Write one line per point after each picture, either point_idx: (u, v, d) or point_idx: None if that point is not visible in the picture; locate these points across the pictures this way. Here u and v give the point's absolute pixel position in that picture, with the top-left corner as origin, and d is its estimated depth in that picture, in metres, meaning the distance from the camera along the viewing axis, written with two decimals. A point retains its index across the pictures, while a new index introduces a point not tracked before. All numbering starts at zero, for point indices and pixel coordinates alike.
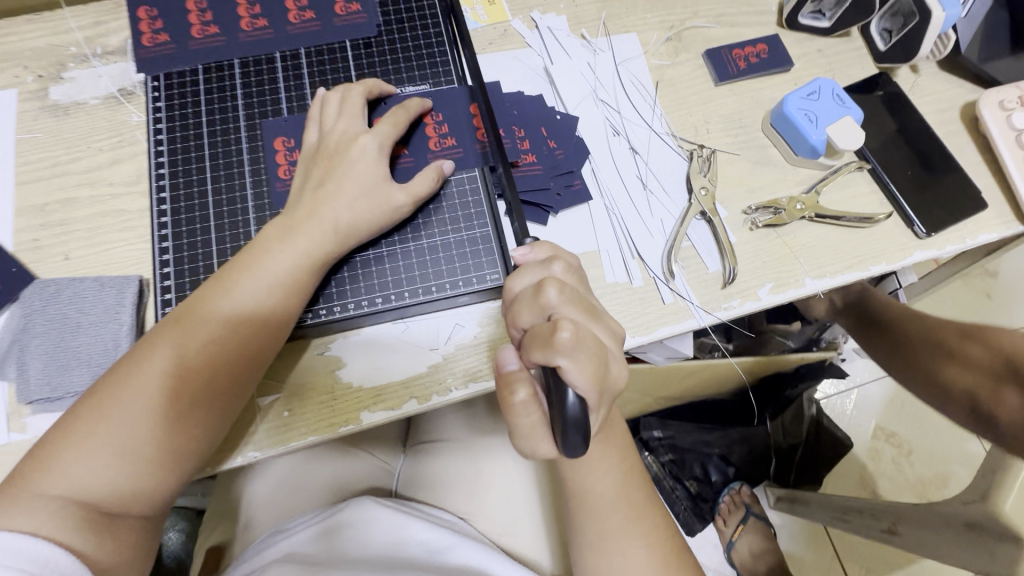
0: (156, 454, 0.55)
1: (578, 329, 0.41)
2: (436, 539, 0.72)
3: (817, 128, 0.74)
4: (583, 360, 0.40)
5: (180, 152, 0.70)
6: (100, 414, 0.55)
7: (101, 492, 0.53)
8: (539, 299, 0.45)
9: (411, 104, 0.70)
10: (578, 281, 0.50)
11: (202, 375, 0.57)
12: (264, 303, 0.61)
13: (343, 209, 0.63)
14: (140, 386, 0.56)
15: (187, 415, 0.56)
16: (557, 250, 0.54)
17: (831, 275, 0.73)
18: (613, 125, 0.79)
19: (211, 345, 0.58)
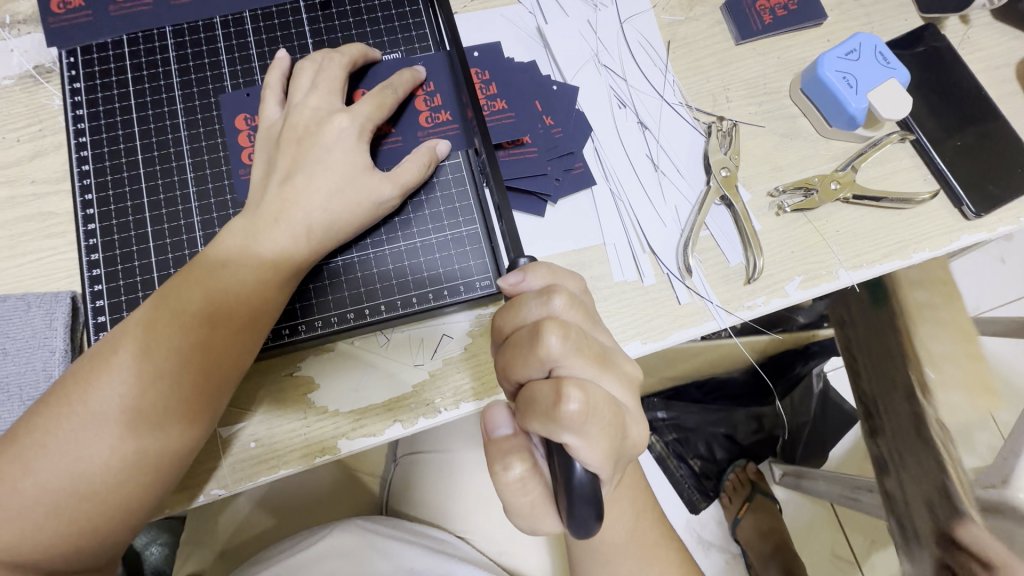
0: (107, 501, 0.45)
1: (586, 400, 0.37)
2: (429, 567, 0.67)
3: (857, 94, 0.64)
4: (592, 436, 0.37)
5: (106, 144, 0.59)
6: (27, 462, 0.44)
7: (40, 550, 0.43)
8: (538, 348, 0.40)
9: (401, 79, 0.58)
10: (583, 314, 0.43)
11: (154, 402, 0.46)
12: (228, 308, 0.49)
13: (317, 207, 0.52)
14: (77, 423, 0.44)
15: (142, 453, 0.45)
16: (555, 271, 0.45)
17: (869, 264, 0.64)
18: (620, 96, 0.68)
19: (163, 364, 0.46)
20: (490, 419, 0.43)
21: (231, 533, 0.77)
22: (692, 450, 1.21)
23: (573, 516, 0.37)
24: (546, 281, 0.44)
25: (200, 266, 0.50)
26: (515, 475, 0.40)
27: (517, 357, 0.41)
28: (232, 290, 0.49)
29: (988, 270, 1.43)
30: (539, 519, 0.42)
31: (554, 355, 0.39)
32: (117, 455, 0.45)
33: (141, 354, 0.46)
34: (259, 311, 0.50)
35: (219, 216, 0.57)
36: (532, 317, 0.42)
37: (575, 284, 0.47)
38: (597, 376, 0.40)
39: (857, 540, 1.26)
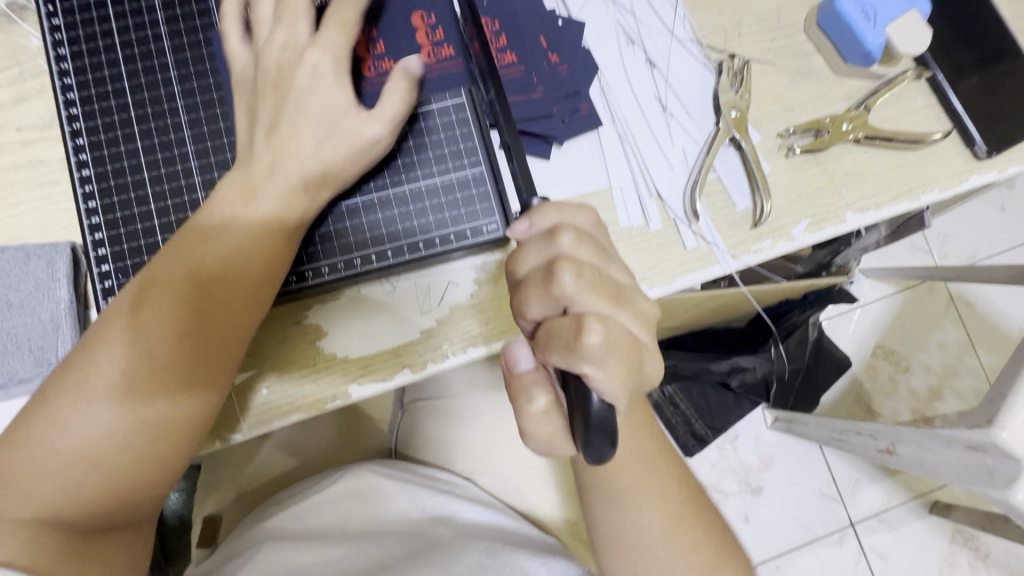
0: (142, 452, 0.45)
1: (605, 332, 0.38)
2: (440, 506, 0.70)
3: (875, 28, 0.62)
4: (611, 367, 0.38)
5: (92, 85, 0.56)
6: (61, 416, 0.44)
7: (81, 503, 0.44)
8: (553, 287, 0.40)
9: None
10: (596, 252, 0.42)
11: (180, 359, 0.46)
12: (244, 264, 0.49)
13: (324, 149, 0.51)
14: (104, 384, 0.44)
15: (173, 406, 0.46)
16: (562, 210, 0.44)
17: (876, 207, 0.64)
18: (627, 32, 0.65)
19: (186, 323, 0.46)
20: (512, 353, 0.43)
21: (245, 479, 0.79)
22: (685, 394, 1.24)
23: (589, 447, 0.37)
24: (556, 222, 0.43)
25: (211, 218, 0.49)
26: (539, 407, 0.42)
27: (533, 296, 0.42)
28: (246, 246, 0.49)
29: (987, 217, 1.43)
30: (559, 447, 0.44)
31: (568, 293, 0.40)
32: (147, 408, 0.45)
33: (162, 316, 0.46)
34: (273, 265, 0.50)
35: (217, 161, 0.56)
36: (546, 256, 0.42)
37: (588, 221, 0.45)
38: (611, 310, 0.40)
39: (843, 478, 1.32)
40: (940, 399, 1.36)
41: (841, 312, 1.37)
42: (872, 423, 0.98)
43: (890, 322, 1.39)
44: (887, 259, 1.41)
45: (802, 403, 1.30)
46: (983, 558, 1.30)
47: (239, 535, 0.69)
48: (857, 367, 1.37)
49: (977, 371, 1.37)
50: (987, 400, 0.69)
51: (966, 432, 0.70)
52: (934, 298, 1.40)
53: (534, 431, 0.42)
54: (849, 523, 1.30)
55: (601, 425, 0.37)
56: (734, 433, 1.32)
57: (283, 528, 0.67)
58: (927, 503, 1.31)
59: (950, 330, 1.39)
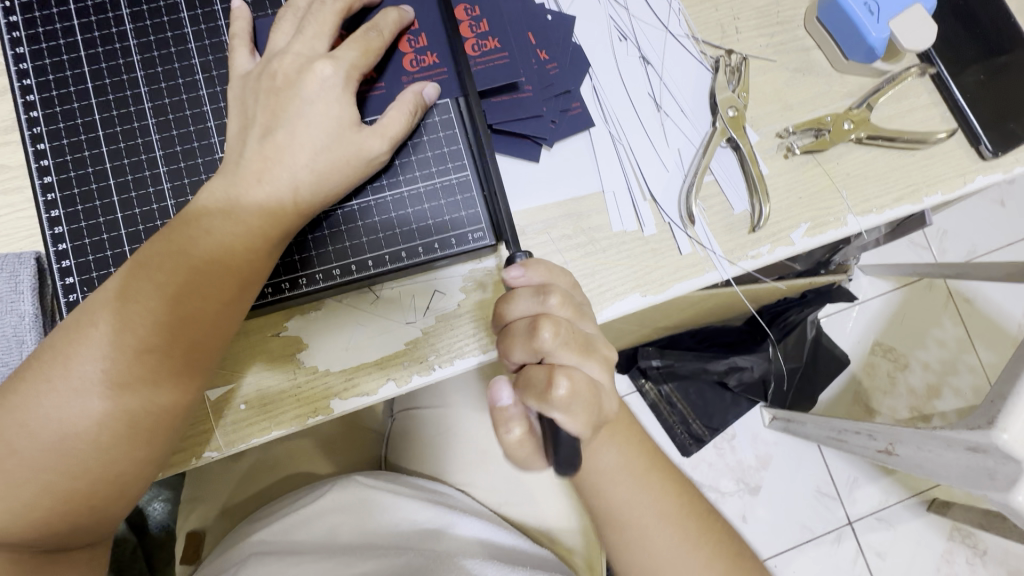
0: (102, 477, 0.43)
1: (574, 386, 0.37)
2: (432, 519, 0.68)
3: (878, 23, 0.59)
4: (577, 414, 0.37)
5: (53, 87, 0.53)
6: (14, 442, 0.41)
7: (35, 532, 0.42)
8: (530, 342, 0.38)
9: (385, 20, 0.52)
10: (576, 310, 0.41)
11: (143, 377, 0.43)
12: (216, 278, 0.45)
13: (302, 165, 0.48)
14: (64, 401, 0.42)
15: (135, 428, 0.44)
16: (553, 270, 0.43)
17: (879, 209, 0.62)
18: (620, 28, 0.63)
19: (150, 338, 0.44)
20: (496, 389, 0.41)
21: (228, 493, 0.77)
22: (683, 393, 1.23)
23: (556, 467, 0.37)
24: (544, 279, 0.42)
25: (182, 230, 0.46)
26: (515, 436, 0.41)
27: (512, 347, 0.40)
28: (219, 260, 0.46)
29: (987, 215, 1.41)
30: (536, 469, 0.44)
31: (545, 348, 0.38)
32: (108, 431, 0.43)
33: (124, 329, 0.43)
34: (248, 280, 0.47)
35: (187, 166, 0.53)
36: (527, 309, 0.40)
37: (569, 282, 0.44)
38: (584, 365, 0.39)
39: (841, 477, 1.30)
40: (940, 397, 1.35)
41: (839, 311, 1.35)
42: (871, 423, 0.96)
43: (889, 321, 1.37)
44: (886, 256, 1.39)
45: (800, 403, 1.28)
46: (981, 556, 1.29)
47: (221, 552, 0.67)
48: (856, 366, 1.35)
49: (976, 368, 1.36)
50: (987, 401, 0.67)
51: (965, 434, 0.68)
52: (933, 296, 1.38)
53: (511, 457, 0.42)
54: (847, 522, 1.29)
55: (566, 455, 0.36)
56: (732, 434, 1.31)
57: (268, 543, 0.65)
58: (925, 502, 1.30)
59: (950, 328, 1.38)
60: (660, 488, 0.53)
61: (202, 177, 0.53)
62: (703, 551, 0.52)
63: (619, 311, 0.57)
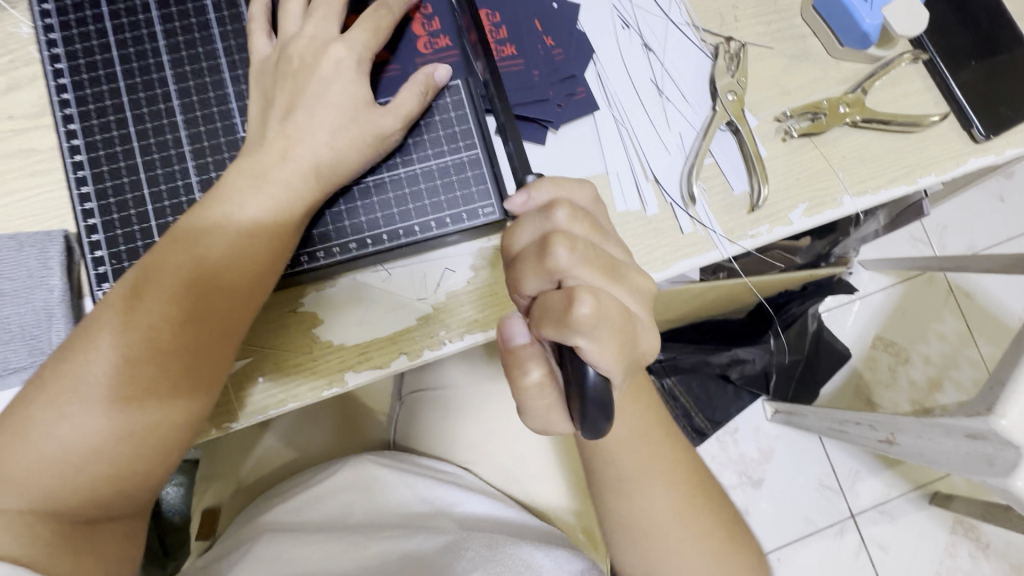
0: (143, 443, 0.45)
1: (597, 305, 0.38)
2: (442, 498, 0.70)
3: (872, 10, 0.61)
4: (604, 339, 0.37)
5: (84, 71, 0.56)
6: (52, 403, 0.44)
7: (75, 496, 0.44)
8: (547, 262, 0.40)
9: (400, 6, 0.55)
10: (590, 226, 0.42)
11: (183, 343, 0.46)
12: (244, 253, 0.48)
13: (321, 142, 0.50)
14: (107, 367, 0.44)
15: (175, 392, 0.46)
16: (560, 184, 0.44)
17: (874, 190, 0.64)
18: (623, 16, 0.65)
19: (189, 307, 0.46)
20: (508, 328, 0.42)
21: (241, 475, 0.78)
22: (686, 386, 1.24)
23: (584, 420, 0.37)
24: (553, 196, 0.44)
25: (211, 208, 0.48)
26: (533, 379, 0.41)
27: (525, 269, 0.41)
28: (251, 234, 0.48)
29: (985, 208, 1.43)
30: (554, 423, 0.43)
31: (563, 265, 0.39)
32: (149, 396, 0.45)
33: (159, 302, 0.45)
34: (279, 252, 0.50)
35: (211, 147, 0.55)
36: (542, 229, 0.42)
37: (586, 196, 0.45)
38: (606, 287, 0.40)
39: (842, 469, 1.32)
40: (940, 389, 1.36)
41: (840, 303, 1.37)
42: (872, 414, 0.98)
43: (889, 313, 1.38)
44: (885, 249, 1.40)
45: (801, 392, 1.30)
46: (984, 548, 1.30)
47: (237, 529, 0.69)
48: (857, 358, 1.37)
49: (976, 359, 1.38)
50: (987, 387, 0.69)
51: (965, 420, 0.70)
52: (933, 289, 1.40)
53: (528, 405, 0.42)
54: (849, 515, 1.30)
55: (595, 401, 0.36)
56: (734, 426, 1.32)
57: (282, 521, 0.67)
58: (927, 493, 1.31)
59: (949, 320, 1.39)
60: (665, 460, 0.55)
61: (224, 156, 0.55)
62: (706, 517, 0.54)
63: None
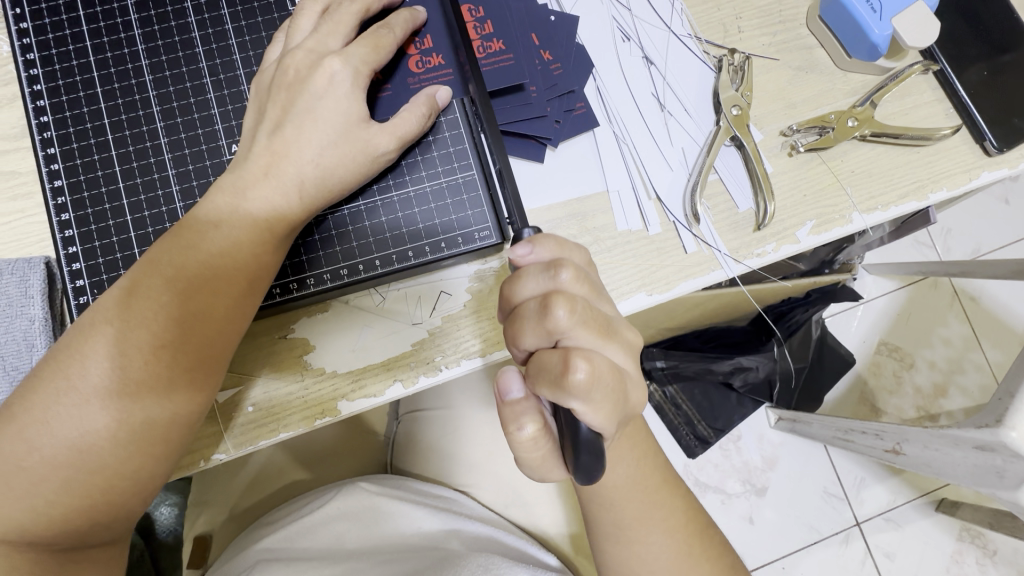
0: (116, 474, 0.43)
1: (593, 369, 0.37)
2: (439, 525, 0.67)
3: (881, 20, 0.59)
4: (598, 402, 0.37)
5: (63, 92, 0.54)
6: (30, 440, 0.42)
7: (52, 530, 0.42)
8: (545, 321, 0.38)
9: (396, 21, 0.53)
10: (589, 287, 0.41)
11: (156, 372, 0.44)
12: (227, 275, 0.46)
13: (310, 161, 0.48)
14: (78, 398, 0.42)
15: (149, 423, 0.44)
16: (563, 244, 0.43)
17: (884, 207, 0.62)
18: (623, 28, 0.63)
19: (163, 334, 0.44)
20: (505, 382, 0.41)
21: (235, 498, 0.76)
22: (688, 395, 1.23)
23: (578, 468, 0.36)
24: (554, 255, 0.42)
25: (193, 228, 0.46)
26: (528, 435, 0.39)
27: (523, 327, 0.40)
28: (228, 255, 0.46)
29: (991, 213, 1.41)
30: (549, 471, 0.42)
31: (561, 327, 0.38)
32: (121, 426, 0.43)
33: (137, 325, 0.43)
34: (258, 274, 0.47)
35: (196, 169, 0.53)
36: (540, 287, 0.40)
37: (581, 256, 0.44)
38: (602, 348, 0.39)
39: (849, 478, 1.30)
40: (947, 398, 1.34)
41: (845, 311, 1.35)
42: (879, 422, 0.95)
43: (895, 321, 1.36)
44: (890, 255, 1.38)
45: (805, 402, 1.28)
46: (991, 556, 1.28)
47: (230, 557, 0.67)
48: (862, 366, 1.35)
49: (984, 367, 1.35)
50: (994, 397, 0.66)
51: (974, 432, 0.68)
52: (939, 295, 1.38)
53: (523, 458, 0.40)
54: (855, 523, 1.28)
55: (589, 446, 0.36)
56: (737, 433, 1.30)
57: (275, 550, 0.65)
58: (934, 501, 1.29)
59: (955, 327, 1.37)
60: (666, 487, 0.53)
61: (210, 179, 0.53)
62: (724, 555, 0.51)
63: (625, 310, 0.58)
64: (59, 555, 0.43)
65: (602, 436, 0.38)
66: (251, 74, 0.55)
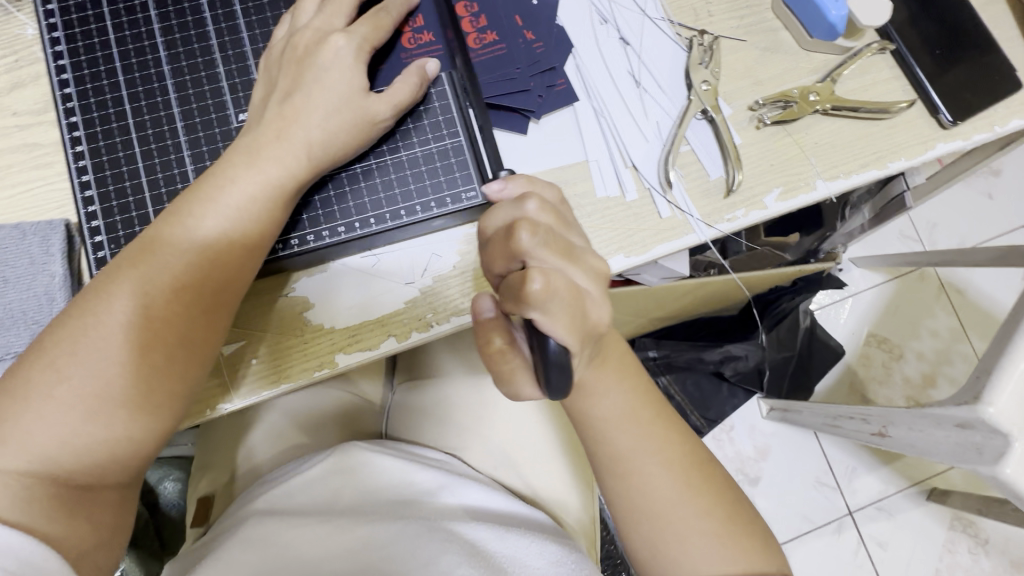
0: (138, 408, 0.47)
1: (549, 282, 0.39)
2: (428, 480, 0.71)
3: (838, 2, 0.64)
4: (555, 312, 0.40)
5: (86, 66, 0.58)
6: (59, 371, 0.45)
7: (78, 463, 0.46)
8: (510, 244, 0.42)
9: (391, 3, 0.58)
10: (555, 217, 0.45)
11: (175, 313, 0.48)
12: (241, 227, 0.51)
13: (316, 126, 0.52)
14: (103, 333, 0.46)
15: (169, 361, 0.48)
16: (532, 181, 0.49)
17: (846, 174, 0.66)
18: (601, 12, 0.68)
19: (183, 277, 0.48)
20: (478, 302, 0.45)
21: (236, 463, 0.79)
22: (681, 385, 1.26)
23: (547, 381, 0.41)
24: (523, 189, 0.48)
25: (208, 186, 0.51)
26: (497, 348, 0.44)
27: (494, 252, 0.44)
28: (243, 209, 0.50)
29: (971, 204, 1.45)
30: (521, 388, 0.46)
31: (524, 249, 0.41)
32: (143, 361, 0.47)
33: (158, 270, 0.48)
34: (268, 228, 0.52)
35: (206, 137, 0.58)
36: (509, 217, 0.45)
37: (552, 195, 0.48)
38: (565, 269, 0.42)
39: (840, 467, 1.33)
40: (932, 387, 1.37)
41: (832, 302, 1.39)
42: (865, 407, 0.99)
43: (882, 311, 1.40)
44: (874, 246, 1.43)
45: (795, 388, 1.31)
46: (983, 545, 1.30)
47: (231, 514, 0.70)
48: (850, 356, 1.38)
49: (969, 357, 1.39)
50: (973, 376, 0.69)
51: (954, 410, 0.71)
52: (925, 287, 1.42)
53: (495, 371, 0.45)
54: (847, 513, 1.31)
55: (554, 356, 0.40)
56: (729, 425, 1.34)
57: (271, 506, 0.68)
58: (925, 492, 1.32)
59: (940, 316, 1.41)
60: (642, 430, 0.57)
61: (219, 146, 0.58)
62: (700, 497, 0.54)
63: None
64: (82, 484, 0.46)
65: (568, 352, 0.41)
66: (257, 51, 0.60)
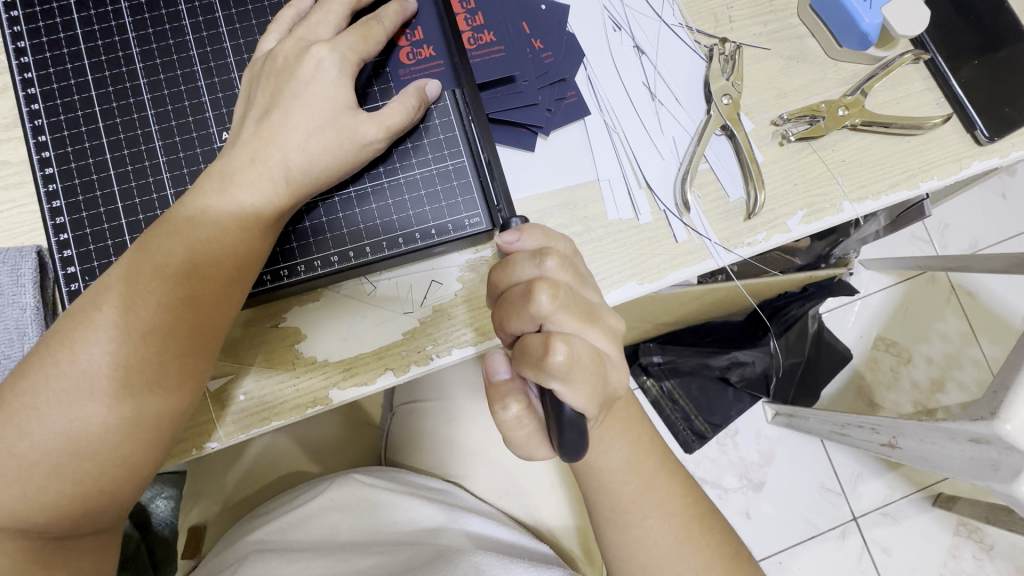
0: (106, 461, 0.43)
1: (571, 351, 0.39)
2: (432, 516, 0.67)
3: (870, 10, 0.59)
4: (577, 383, 0.39)
5: (55, 79, 0.54)
6: (19, 427, 0.42)
7: (46, 513, 0.43)
8: (528, 306, 0.40)
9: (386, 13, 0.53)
10: (573, 274, 0.43)
11: (146, 360, 0.44)
12: (216, 261, 0.46)
13: (295, 147, 0.48)
14: (68, 383, 0.43)
15: (140, 411, 0.44)
16: (548, 234, 0.45)
17: (875, 195, 0.61)
18: (614, 18, 0.63)
19: (154, 320, 0.44)
20: (491, 363, 0.45)
21: (229, 489, 0.76)
22: (687, 391, 1.25)
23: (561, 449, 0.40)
24: (540, 244, 0.44)
25: (184, 216, 0.46)
26: (512, 414, 0.43)
27: (508, 313, 0.42)
28: (216, 240, 0.46)
29: (989, 208, 1.41)
30: (534, 448, 0.46)
31: (543, 312, 0.40)
32: (113, 413, 0.43)
33: (127, 311, 0.44)
34: (245, 261, 0.47)
35: (186, 156, 0.53)
36: (524, 277, 0.42)
37: (566, 246, 0.46)
38: (584, 332, 0.41)
39: (846, 474, 1.30)
40: (943, 393, 1.34)
41: (842, 305, 1.35)
42: (875, 417, 0.94)
43: (892, 318, 1.36)
44: (887, 250, 1.39)
45: (804, 396, 1.27)
46: (988, 552, 1.28)
47: (224, 548, 0.67)
48: (860, 362, 1.35)
49: (982, 364, 1.35)
50: (989, 390, 0.65)
51: (967, 424, 0.66)
52: (936, 289, 1.38)
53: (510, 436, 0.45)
54: (852, 518, 1.28)
55: (572, 423, 0.39)
56: (734, 429, 1.30)
57: (268, 541, 0.65)
58: (930, 497, 1.29)
59: (953, 322, 1.37)
60: (653, 469, 0.53)
61: (200, 167, 0.53)
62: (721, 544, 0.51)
63: (616, 299, 0.58)
64: (51, 541, 0.43)
65: (584, 417, 0.41)
66: (240, 61, 0.55)
